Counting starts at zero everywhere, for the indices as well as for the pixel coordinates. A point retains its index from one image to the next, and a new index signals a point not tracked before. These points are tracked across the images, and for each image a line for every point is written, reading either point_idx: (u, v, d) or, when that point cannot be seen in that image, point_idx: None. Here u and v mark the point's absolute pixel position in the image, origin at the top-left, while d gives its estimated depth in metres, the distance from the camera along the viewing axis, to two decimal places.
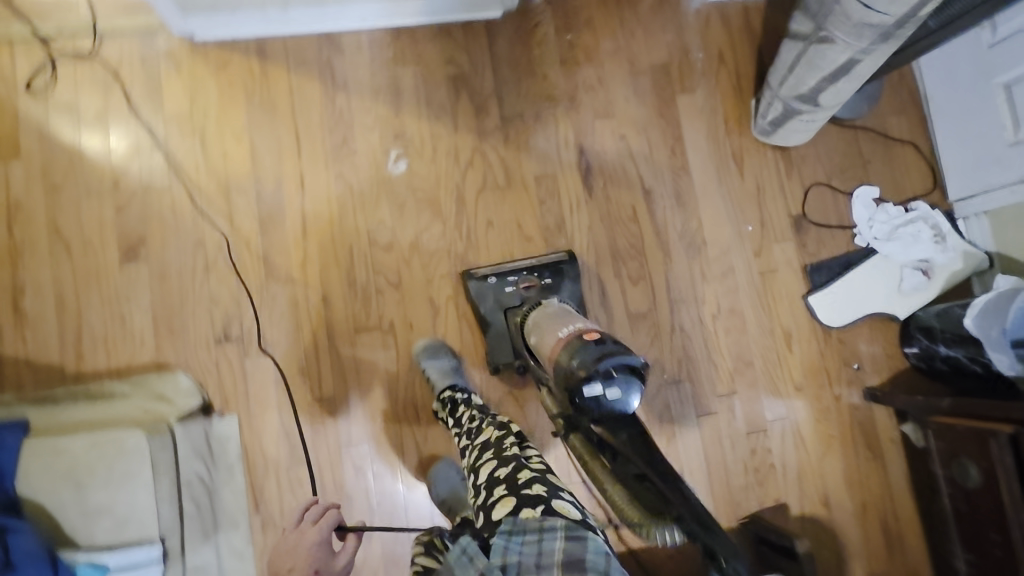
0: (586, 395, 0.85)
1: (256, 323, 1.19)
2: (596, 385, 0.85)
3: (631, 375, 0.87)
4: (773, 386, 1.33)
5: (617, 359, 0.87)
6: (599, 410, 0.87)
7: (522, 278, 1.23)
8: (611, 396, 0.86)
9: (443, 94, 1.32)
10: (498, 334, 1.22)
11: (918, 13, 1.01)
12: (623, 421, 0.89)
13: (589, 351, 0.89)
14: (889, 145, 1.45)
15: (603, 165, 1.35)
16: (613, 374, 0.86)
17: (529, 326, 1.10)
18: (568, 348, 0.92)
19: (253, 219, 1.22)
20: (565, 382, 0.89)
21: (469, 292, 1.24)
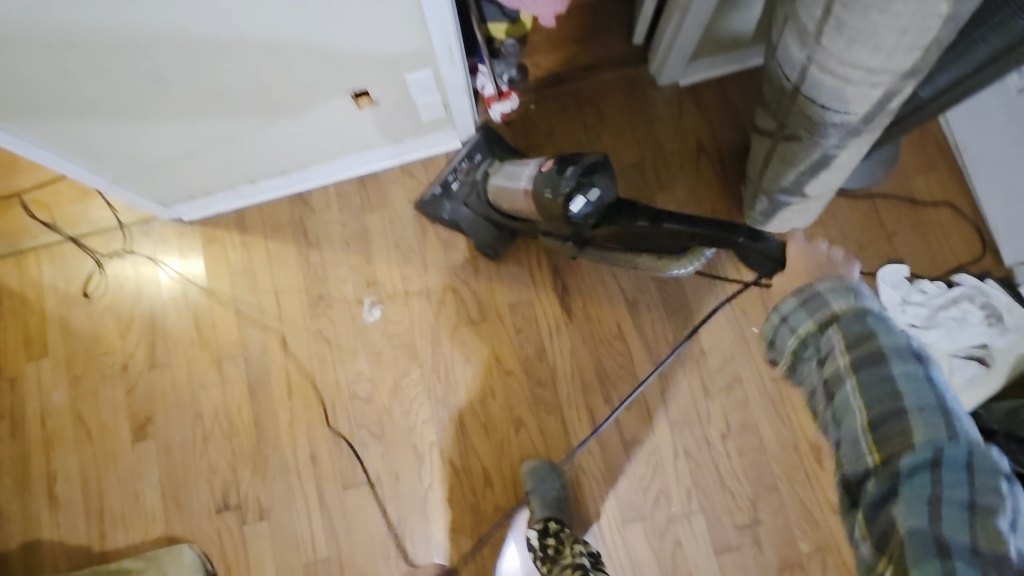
0: (576, 210, 1.00)
1: (252, 487, 1.23)
2: (579, 197, 1.00)
3: (598, 169, 1.02)
4: (806, 511, 1.16)
5: (571, 170, 1.02)
6: (593, 212, 1.01)
7: (460, 168, 1.32)
8: (580, 204, 1.00)
9: (410, 235, 1.33)
10: (472, 226, 1.30)
11: (887, 106, 0.87)
12: (618, 206, 1.01)
13: (558, 175, 1.04)
14: (917, 210, 1.25)
15: (580, 281, 1.28)
16: (580, 181, 1.01)
17: (495, 198, 1.24)
18: (540, 184, 1.09)
19: (243, 385, 1.28)
20: (541, 203, 1.08)
21: (429, 210, 1.31)
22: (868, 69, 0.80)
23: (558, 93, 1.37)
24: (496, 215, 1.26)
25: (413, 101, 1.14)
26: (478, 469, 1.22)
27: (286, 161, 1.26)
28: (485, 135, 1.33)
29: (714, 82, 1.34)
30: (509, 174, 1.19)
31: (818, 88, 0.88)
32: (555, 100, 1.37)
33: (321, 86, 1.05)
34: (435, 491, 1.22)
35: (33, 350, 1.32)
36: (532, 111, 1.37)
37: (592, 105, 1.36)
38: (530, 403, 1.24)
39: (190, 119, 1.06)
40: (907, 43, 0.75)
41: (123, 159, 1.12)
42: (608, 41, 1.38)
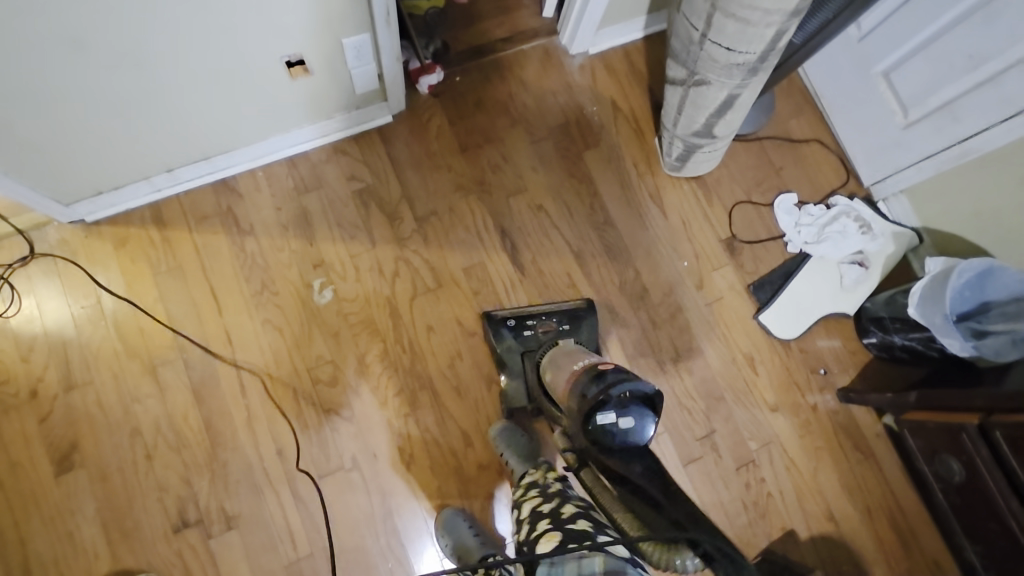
0: (600, 422, 0.83)
1: (212, 497, 1.13)
2: (611, 411, 0.83)
3: (643, 405, 0.85)
4: (750, 414, 1.31)
5: (629, 386, 0.86)
6: (605, 437, 0.82)
7: (541, 323, 1.26)
8: (625, 425, 0.83)
9: (352, 212, 1.30)
10: (515, 383, 1.22)
11: (777, 45, 1.03)
12: (639, 453, 0.82)
13: (594, 381, 0.91)
14: (796, 148, 1.48)
15: (527, 240, 1.34)
16: (627, 402, 0.84)
17: (545, 365, 1.13)
18: (578, 383, 0.94)
19: (186, 391, 1.17)
20: (580, 390, 0.92)
21: (488, 334, 1.26)
22: (763, 11, 0.96)
23: (480, 65, 1.43)
24: (534, 380, 1.19)
25: (347, 70, 1.14)
26: (456, 431, 1.23)
27: (209, 143, 1.18)
28: (582, 309, 1.28)
29: (619, 49, 1.48)
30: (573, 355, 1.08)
31: (722, 32, 1.02)
32: (478, 72, 1.42)
33: (252, 55, 1.01)
34: (415, 464, 1.20)
35: None
36: (458, 83, 1.42)
37: (514, 75, 1.43)
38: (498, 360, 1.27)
39: (104, 95, 0.97)
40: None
41: (19, 147, 0.99)
42: (520, 13, 1.46)
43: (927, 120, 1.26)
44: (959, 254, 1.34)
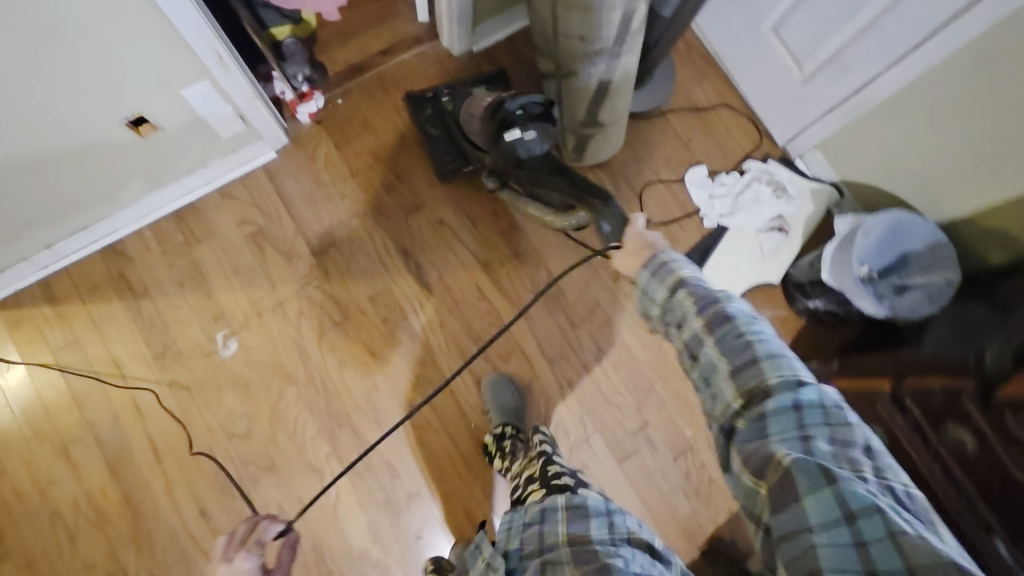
0: (509, 139, 1.05)
1: (141, 569, 1.13)
2: (515, 127, 1.04)
3: (537, 119, 1.07)
4: (682, 400, 1.28)
5: (526, 104, 1.07)
6: (517, 150, 1.05)
7: (455, 87, 1.33)
8: (527, 138, 1.05)
9: (248, 257, 1.27)
10: (434, 141, 1.32)
11: (631, 27, 0.97)
12: (540, 158, 1.09)
13: (510, 102, 1.08)
14: (701, 117, 1.42)
15: (431, 257, 1.30)
16: (528, 122, 1.06)
17: (465, 116, 1.23)
18: (487, 110, 1.13)
19: (101, 466, 1.16)
20: (490, 111, 1.12)
21: (410, 105, 1.34)
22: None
23: (361, 82, 1.38)
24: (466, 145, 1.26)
25: (201, 117, 1.09)
26: (381, 463, 1.21)
27: (80, 213, 1.15)
28: (500, 78, 1.37)
29: (504, 43, 1.42)
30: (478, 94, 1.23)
31: (571, 23, 0.98)
32: (360, 91, 1.37)
33: (88, 125, 0.97)
34: (343, 503, 1.18)
35: None
36: (341, 106, 1.36)
37: (398, 88, 1.38)
38: (415, 385, 1.24)
39: None
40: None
41: None
42: (396, 22, 1.40)
43: (823, 73, 1.19)
44: (879, 205, 1.28)
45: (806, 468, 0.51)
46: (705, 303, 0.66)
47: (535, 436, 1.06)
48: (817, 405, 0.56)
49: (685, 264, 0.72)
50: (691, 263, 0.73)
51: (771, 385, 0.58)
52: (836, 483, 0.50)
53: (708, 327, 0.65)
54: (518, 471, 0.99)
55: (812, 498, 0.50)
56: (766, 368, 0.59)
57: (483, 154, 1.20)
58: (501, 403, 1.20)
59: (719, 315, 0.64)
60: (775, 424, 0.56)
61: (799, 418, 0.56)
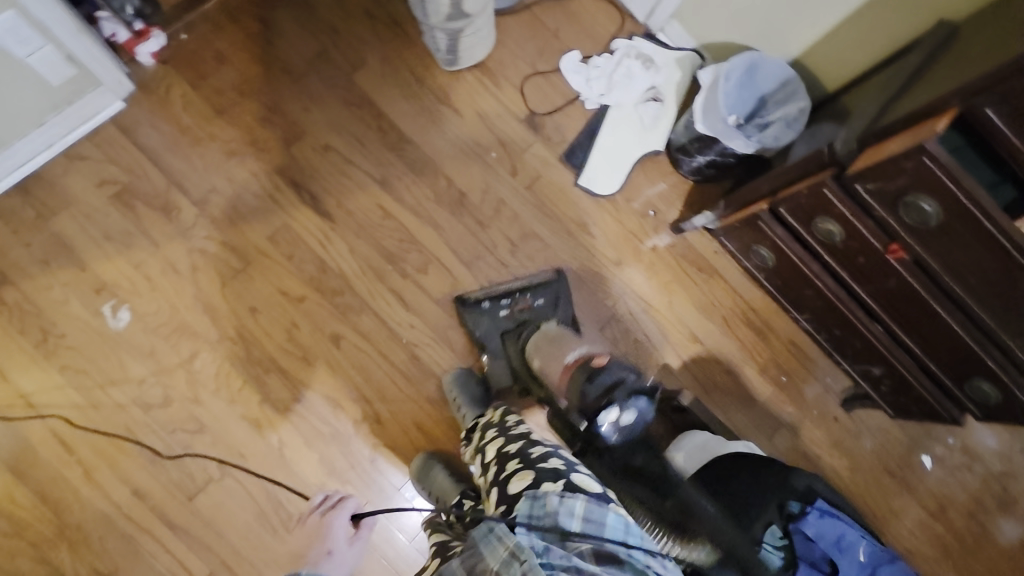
0: (603, 420, 0.93)
1: (80, 564, 1.05)
2: (614, 410, 0.92)
3: (640, 398, 0.94)
4: (599, 276, 1.34)
5: (636, 394, 0.94)
6: (609, 433, 0.94)
7: (515, 299, 1.26)
8: (624, 419, 0.93)
9: (118, 219, 1.15)
10: (494, 360, 1.23)
11: None
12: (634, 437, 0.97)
13: (603, 373, 0.96)
14: (566, 5, 1.44)
15: (326, 186, 1.25)
16: (626, 401, 0.93)
17: (531, 352, 1.17)
18: (572, 379, 0.99)
19: (3, 472, 1.05)
20: (586, 373, 0.97)
21: (464, 318, 1.24)
22: None
23: (203, 12, 1.25)
24: (517, 359, 1.22)
25: (8, 59, 0.95)
26: (318, 399, 1.18)
27: None
28: (557, 282, 1.29)
29: None
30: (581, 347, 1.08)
31: None
32: (204, 21, 1.25)
33: None
34: (288, 447, 1.15)
35: None
36: (186, 41, 1.24)
37: (248, 14, 1.27)
38: (337, 315, 1.21)
39: None
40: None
41: None
42: None
43: None
44: None
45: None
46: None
47: (502, 415, 0.97)
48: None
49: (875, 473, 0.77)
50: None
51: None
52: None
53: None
54: (486, 455, 0.89)
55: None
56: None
57: (538, 388, 1.15)
58: (469, 398, 1.16)
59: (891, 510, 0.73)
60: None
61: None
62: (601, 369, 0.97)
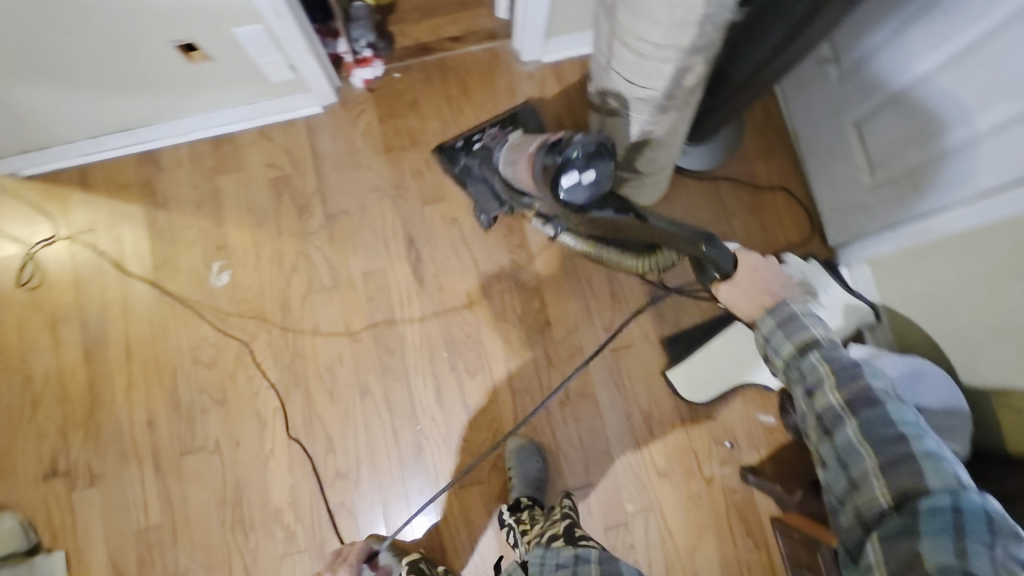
0: (565, 184, 0.84)
1: (82, 452, 1.20)
2: (574, 170, 0.84)
3: (600, 157, 0.85)
4: (635, 475, 1.22)
5: (586, 146, 0.85)
6: (575, 198, 0.86)
7: (486, 133, 1.29)
8: (588, 179, 0.84)
9: (265, 200, 1.30)
10: (478, 193, 1.28)
11: (684, 82, 0.90)
12: (599, 201, 0.87)
13: (568, 142, 0.87)
14: (756, 195, 1.32)
15: (434, 254, 1.29)
16: (585, 158, 0.84)
17: (506, 172, 1.16)
18: (535, 162, 0.94)
19: (79, 348, 1.24)
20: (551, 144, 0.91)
21: (443, 162, 1.31)
22: (652, 44, 0.83)
23: (423, 62, 1.36)
24: (499, 185, 1.22)
25: (245, 52, 1.11)
26: (321, 434, 1.22)
27: (127, 115, 1.22)
28: (521, 114, 1.31)
29: (577, 62, 1.36)
30: (520, 141, 1.15)
31: (623, 63, 0.90)
32: (419, 70, 1.35)
33: (141, 37, 1.03)
34: (274, 458, 1.21)
35: None
36: (397, 80, 1.36)
37: (456, 78, 1.35)
38: (378, 370, 1.24)
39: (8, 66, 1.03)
40: (694, 28, 0.79)
41: None
42: (473, 10, 1.36)
43: (893, 184, 1.08)
44: (916, 343, 1.15)
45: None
46: (866, 409, 0.62)
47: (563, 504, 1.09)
48: (981, 512, 0.54)
49: (818, 322, 0.69)
50: (824, 322, 0.69)
51: (917, 456, 0.58)
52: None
53: (863, 424, 0.61)
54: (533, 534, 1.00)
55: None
56: (925, 466, 0.57)
57: (525, 198, 1.16)
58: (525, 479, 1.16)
59: (855, 374, 0.64)
60: (924, 496, 0.56)
61: (956, 524, 0.53)
62: (559, 142, 0.90)
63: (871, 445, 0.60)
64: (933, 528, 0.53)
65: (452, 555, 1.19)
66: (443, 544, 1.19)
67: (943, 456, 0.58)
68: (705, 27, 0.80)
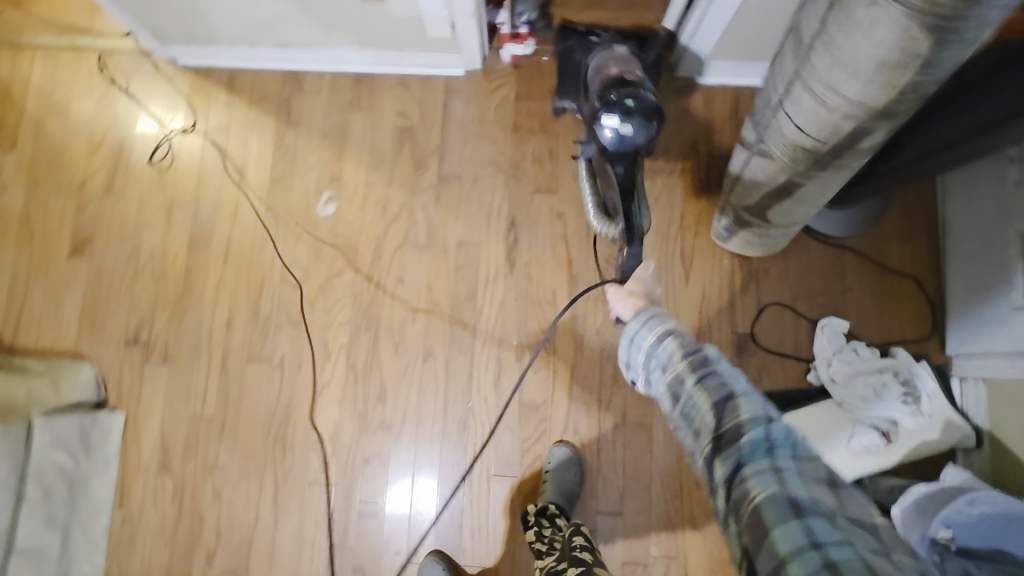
0: (603, 122, 0.97)
1: (163, 330, 1.27)
2: (616, 115, 0.97)
3: (646, 124, 0.97)
4: (669, 520, 1.18)
5: (644, 116, 0.97)
6: (606, 138, 0.98)
7: (608, 36, 1.20)
8: (624, 129, 0.96)
9: (387, 146, 1.33)
10: (565, 72, 1.22)
11: (858, 144, 0.84)
12: (625, 156, 1.00)
13: (642, 98, 0.98)
14: (879, 277, 1.24)
15: (531, 242, 1.28)
16: (633, 116, 0.96)
17: (596, 60, 1.13)
18: (609, 82, 1.03)
19: (185, 235, 1.31)
20: (624, 80, 1.02)
21: (559, 40, 1.24)
22: (842, 96, 0.77)
23: None
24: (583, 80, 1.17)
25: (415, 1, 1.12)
26: (376, 382, 1.24)
27: (288, 33, 1.27)
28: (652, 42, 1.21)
29: (729, 91, 1.30)
30: (625, 58, 1.10)
31: (798, 107, 0.84)
32: None
33: None
34: (328, 391, 1.24)
35: (3, 140, 1.35)
36: (544, 63, 1.34)
37: None
38: (446, 338, 1.25)
39: None
40: (892, 91, 0.73)
41: None
42: None
43: None
44: (1015, 481, 1.05)
45: (774, 501, 0.51)
46: (710, 381, 0.67)
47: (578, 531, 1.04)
48: (788, 439, 0.58)
49: (672, 320, 0.81)
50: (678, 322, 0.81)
51: (745, 419, 0.60)
52: (805, 520, 0.49)
53: (709, 395, 0.65)
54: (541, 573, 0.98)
55: (778, 528, 0.49)
56: (743, 400, 0.63)
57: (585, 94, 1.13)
58: (559, 487, 1.15)
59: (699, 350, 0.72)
60: (755, 457, 0.56)
61: (768, 444, 0.57)
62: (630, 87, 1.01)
63: (715, 412, 0.63)
64: (763, 479, 0.53)
65: (468, 536, 1.20)
66: (462, 523, 1.20)
67: (767, 417, 0.60)
68: (903, 94, 0.74)
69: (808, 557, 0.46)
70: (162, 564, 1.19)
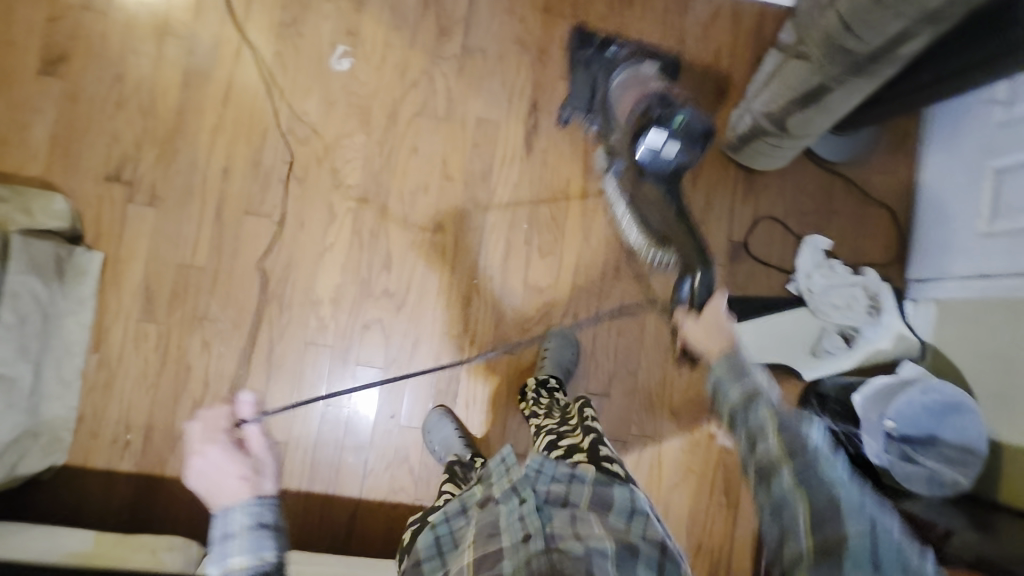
0: (650, 139, 1.02)
1: (150, 170, 1.18)
2: (663, 132, 1.00)
3: (692, 140, 1.02)
4: (650, 404, 1.27)
5: (689, 119, 1.01)
6: (647, 155, 1.04)
7: (624, 48, 1.24)
8: (667, 150, 1.02)
9: (411, 6, 1.25)
10: (576, 84, 1.26)
11: (896, 49, 0.88)
12: (660, 175, 1.07)
13: (669, 115, 1.01)
14: (862, 204, 1.34)
15: (550, 128, 1.27)
16: (677, 133, 1.01)
17: (620, 77, 1.18)
18: (640, 110, 1.06)
19: (178, 69, 1.19)
20: (660, 95, 1.04)
21: (571, 45, 1.27)
22: None
23: None
24: (600, 94, 1.23)
25: None
26: (382, 251, 1.22)
27: None
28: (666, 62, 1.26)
29: (758, 5, 1.32)
30: (644, 74, 1.15)
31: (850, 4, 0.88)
32: None
33: None
34: (330, 254, 1.21)
35: None
36: None
37: None
38: (457, 215, 1.24)
39: None
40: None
41: None
42: None
43: (1010, 237, 1.09)
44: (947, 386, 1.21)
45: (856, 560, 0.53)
46: (779, 405, 0.67)
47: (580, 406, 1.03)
48: (892, 545, 0.54)
49: (763, 375, 0.73)
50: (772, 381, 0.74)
51: (851, 529, 0.54)
52: None
53: (774, 410, 0.66)
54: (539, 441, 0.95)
55: None
56: (849, 510, 0.56)
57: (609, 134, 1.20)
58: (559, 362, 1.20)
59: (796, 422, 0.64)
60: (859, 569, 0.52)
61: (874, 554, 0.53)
62: (665, 105, 1.02)
63: (806, 491, 0.58)
64: None
65: (462, 406, 1.23)
66: (457, 393, 1.23)
67: (873, 520, 0.56)
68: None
69: (863, 570, 0.52)
70: (144, 410, 1.16)
